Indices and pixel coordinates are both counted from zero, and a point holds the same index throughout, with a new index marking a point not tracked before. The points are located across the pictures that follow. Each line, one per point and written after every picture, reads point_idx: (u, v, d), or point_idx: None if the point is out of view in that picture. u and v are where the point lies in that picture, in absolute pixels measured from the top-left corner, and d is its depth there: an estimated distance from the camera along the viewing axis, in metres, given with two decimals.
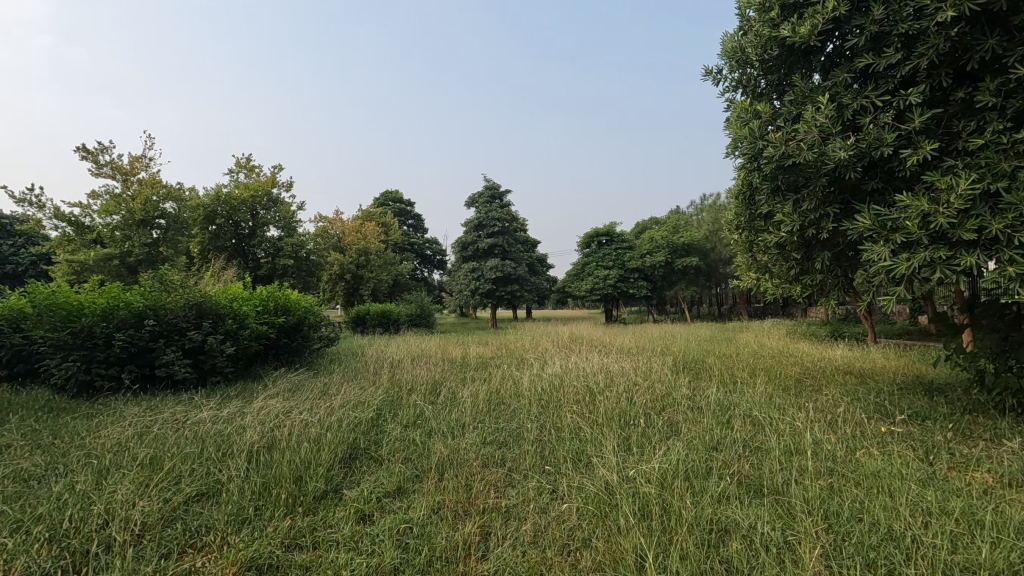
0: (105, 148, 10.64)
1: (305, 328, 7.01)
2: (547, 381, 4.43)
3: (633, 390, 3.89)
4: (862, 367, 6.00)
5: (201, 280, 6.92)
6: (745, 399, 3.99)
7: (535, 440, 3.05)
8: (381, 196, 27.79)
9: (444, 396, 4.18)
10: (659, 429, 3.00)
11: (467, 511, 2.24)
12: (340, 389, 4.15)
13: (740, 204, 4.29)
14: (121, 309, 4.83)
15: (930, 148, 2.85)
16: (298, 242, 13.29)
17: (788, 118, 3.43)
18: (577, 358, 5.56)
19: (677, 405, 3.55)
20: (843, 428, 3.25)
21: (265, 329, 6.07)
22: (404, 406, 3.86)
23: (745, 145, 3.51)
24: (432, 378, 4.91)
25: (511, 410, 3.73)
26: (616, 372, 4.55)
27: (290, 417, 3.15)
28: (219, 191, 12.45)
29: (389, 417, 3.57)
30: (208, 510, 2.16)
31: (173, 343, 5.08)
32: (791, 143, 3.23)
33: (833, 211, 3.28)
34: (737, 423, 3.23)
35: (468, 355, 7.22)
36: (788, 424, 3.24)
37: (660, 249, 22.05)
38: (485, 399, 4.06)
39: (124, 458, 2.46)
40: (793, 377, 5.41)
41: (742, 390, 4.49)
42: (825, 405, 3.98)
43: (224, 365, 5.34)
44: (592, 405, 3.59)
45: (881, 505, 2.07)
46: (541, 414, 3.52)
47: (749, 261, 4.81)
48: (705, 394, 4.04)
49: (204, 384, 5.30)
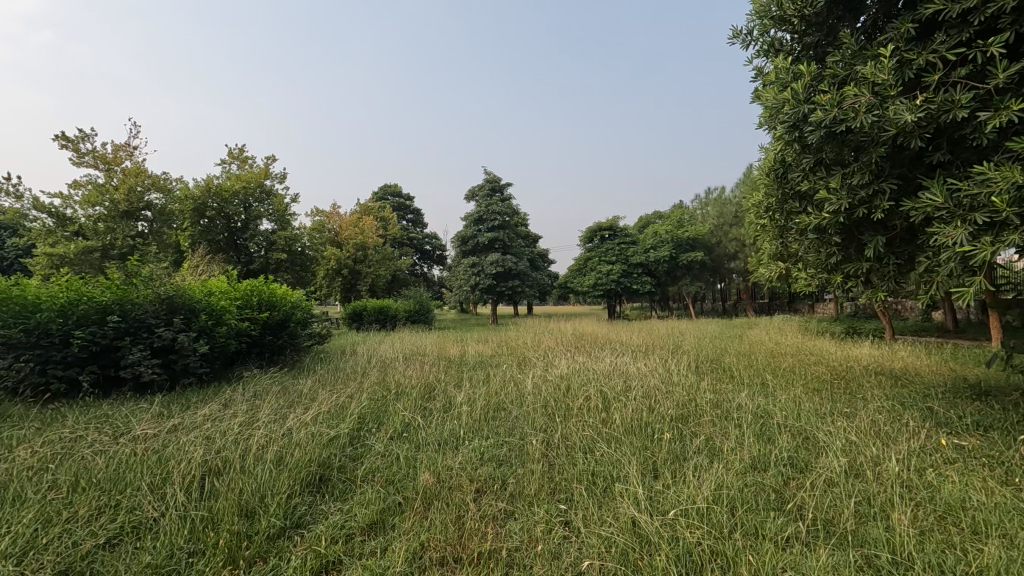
0: (87, 135, 10.16)
1: (292, 324, 6.56)
2: (553, 384, 3.97)
3: (653, 397, 3.42)
4: (894, 368, 5.52)
5: (180, 273, 6.46)
6: (780, 405, 3.53)
7: (541, 459, 2.58)
8: (381, 190, 27.44)
9: (437, 402, 3.71)
10: (688, 446, 2.54)
11: (459, 559, 1.77)
12: (321, 394, 3.69)
13: (769, 184, 3.82)
14: (82, 303, 4.34)
15: (1018, 109, 2.36)
16: (292, 235, 12.77)
17: (834, 80, 2.96)
18: (586, 358, 5.09)
19: (706, 414, 3.09)
20: (901, 441, 2.76)
21: (245, 326, 5.60)
22: (391, 413, 3.40)
23: (786, 111, 3.03)
24: (424, 381, 4.44)
25: (513, 419, 3.26)
26: (632, 374, 4.08)
27: (253, 430, 2.68)
28: (209, 183, 11.94)
29: (373, 428, 3.11)
30: (127, 557, 1.69)
31: (140, 342, 4.60)
32: (843, 107, 2.75)
33: (891, 186, 2.78)
34: (777, 437, 2.77)
35: (466, 353, 6.77)
36: (839, 435, 2.78)
37: (665, 243, 21.50)
38: (484, 405, 3.59)
39: (35, 485, 1.99)
40: (821, 377, 4.93)
41: (772, 394, 4.02)
42: (868, 410, 3.50)
43: (198, 366, 4.86)
44: (606, 413, 3.12)
45: (1001, 558, 1.59)
46: (548, 425, 3.06)
47: (776, 250, 4.34)
48: (734, 400, 3.57)
49: (176, 386, 4.83)
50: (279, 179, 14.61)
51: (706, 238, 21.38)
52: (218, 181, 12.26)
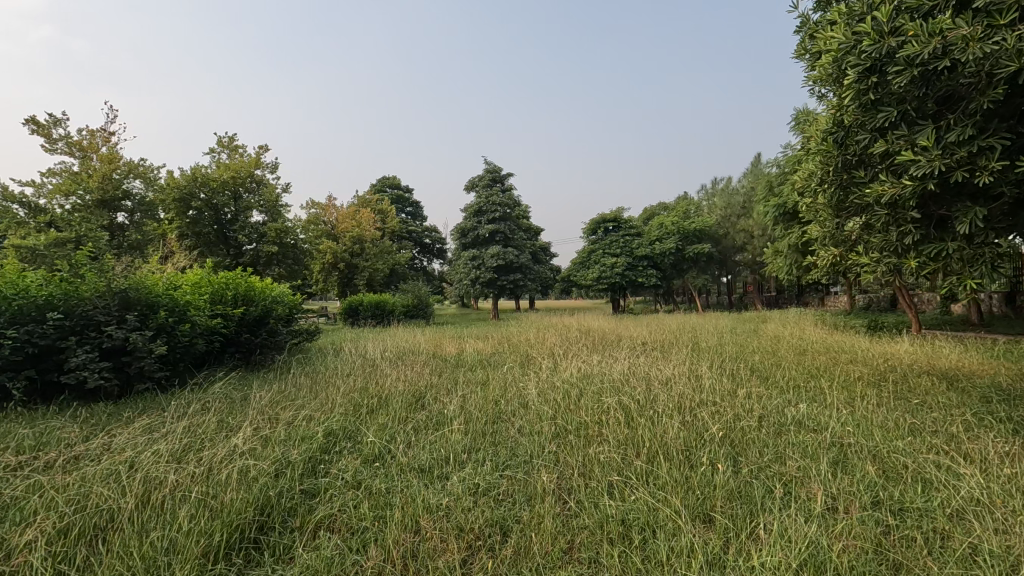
0: (60, 120, 9.57)
1: (271, 321, 6.00)
2: (561, 390, 3.39)
3: (686, 410, 2.84)
4: (945, 368, 4.89)
5: (150, 265, 5.88)
6: (840, 419, 2.95)
7: (555, 498, 1.99)
8: (381, 182, 26.94)
9: (424, 415, 3.11)
10: (745, 486, 1.95)
11: None
12: (287, 406, 3.11)
13: (821, 150, 3.19)
14: (17, 298, 3.68)
15: None
16: (283, 227, 12.15)
17: (924, 10, 2.32)
18: (599, 358, 4.49)
19: (759, 437, 2.51)
20: (1010, 468, 2.17)
21: (215, 324, 5.00)
22: (369, 427, 2.82)
23: (864, 49, 2.39)
24: (412, 385, 3.88)
25: (515, 441, 2.66)
26: (655, 379, 3.49)
27: (179, 462, 2.06)
28: (195, 172, 11.33)
29: (343, 448, 2.53)
30: None
31: (86, 343, 3.96)
32: (944, 37, 2.11)
33: (1001, 142, 2.17)
34: (856, 470, 2.18)
35: (464, 351, 6.21)
36: (936, 466, 2.19)
37: (671, 235, 20.88)
38: (479, 420, 3.01)
39: None
40: (862, 380, 4.35)
41: (821, 402, 3.44)
42: (943, 425, 2.90)
43: (155, 370, 4.24)
44: (630, 430, 2.55)
45: None
46: (561, 447, 2.47)
47: (821, 233, 3.73)
48: (785, 414, 2.99)
49: (130, 393, 4.22)
50: (271, 169, 14.00)
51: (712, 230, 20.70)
52: (206, 170, 11.66)
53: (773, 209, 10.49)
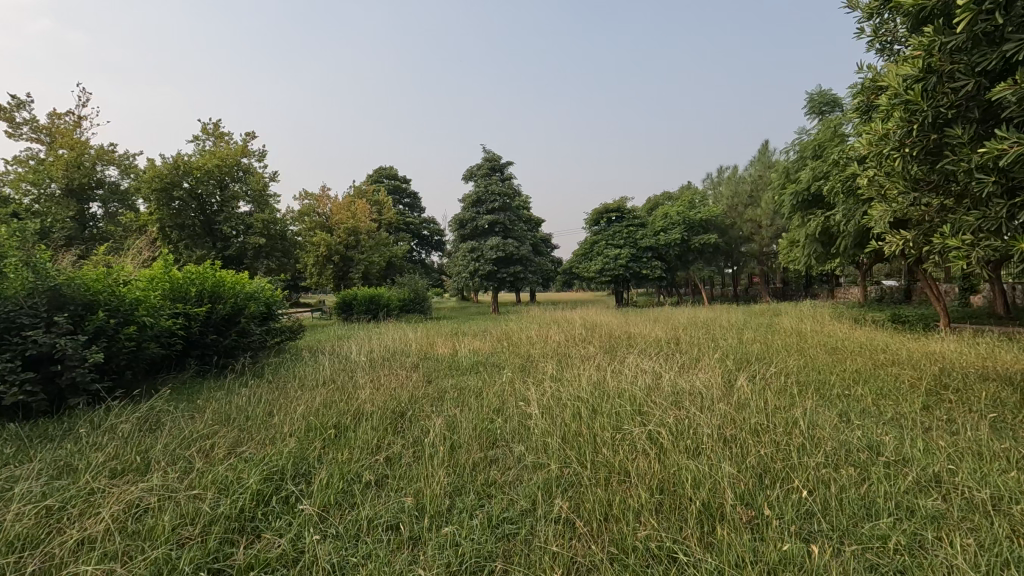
0: (24, 102, 8.92)
1: (243, 320, 5.40)
2: (571, 408, 2.79)
3: (733, 442, 2.22)
4: (1007, 371, 4.27)
5: (108, 256, 5.26)
6: (924, 446, 2.34)
7: None
8: (377, 172, 26.27)
9: (404, 440, 2.52)
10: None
11: None
12: (229, 433, 2.50)
13: (892, 107, 2.58)
14: None
15: None
16: (270, 217, 11.45)
17: None
18: (611, 364, 3.86)
19: (837, 482, 1.89)
20: None
21: (172, 325, 4.39)
22: (329, 461, 2.22)
23: None
24: (392, 398, 3.27)
25: (516, 481, 2.06)
26: (683, 394, 2.88)
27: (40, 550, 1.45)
28: (178, 159, 10.53)
29: (287, 498, 1.93)
30: None
31: (6, 351, 3.25)
32: None
33: None
34: (990, 539, 1.56)
35: (458, 352, 5.61)
36: None
37: (677, 225, 19.94)
38: (470, 448, 2.39)
39: None
40: (921, 388, 3.71)
41: (888, 423, 2.81)
42: None
43: (91, 381, 3.57)
44: (665, 474, 1.93)
45: None
46: (573, 496, 1.87)
47: (880, 213, 3.12)
48: (856, 443, 2.36)
49: (62, 411, 3.55)
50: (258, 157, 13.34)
51: (719, 220, 20.05)
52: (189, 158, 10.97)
53: (790, 196, 9.79)
